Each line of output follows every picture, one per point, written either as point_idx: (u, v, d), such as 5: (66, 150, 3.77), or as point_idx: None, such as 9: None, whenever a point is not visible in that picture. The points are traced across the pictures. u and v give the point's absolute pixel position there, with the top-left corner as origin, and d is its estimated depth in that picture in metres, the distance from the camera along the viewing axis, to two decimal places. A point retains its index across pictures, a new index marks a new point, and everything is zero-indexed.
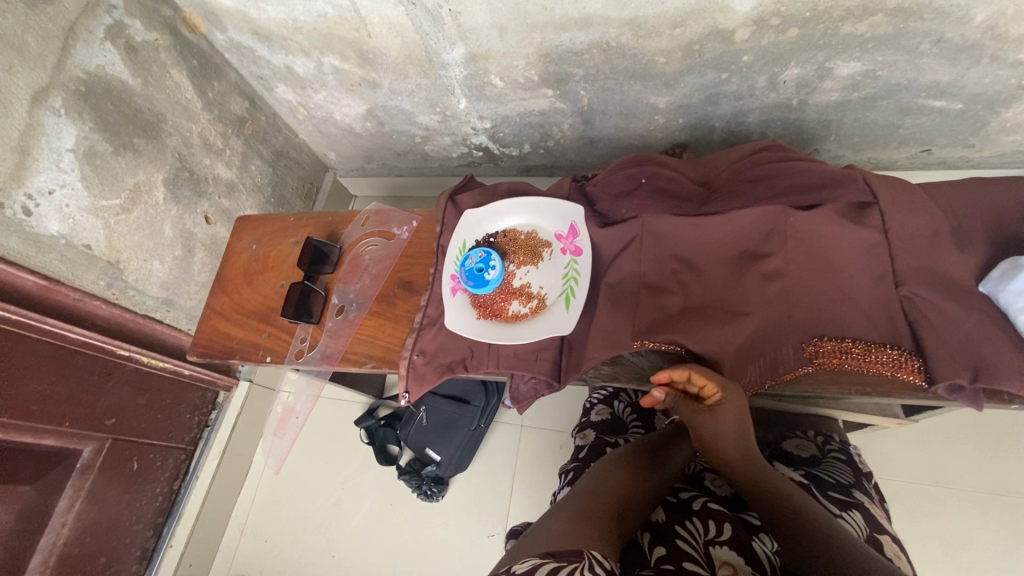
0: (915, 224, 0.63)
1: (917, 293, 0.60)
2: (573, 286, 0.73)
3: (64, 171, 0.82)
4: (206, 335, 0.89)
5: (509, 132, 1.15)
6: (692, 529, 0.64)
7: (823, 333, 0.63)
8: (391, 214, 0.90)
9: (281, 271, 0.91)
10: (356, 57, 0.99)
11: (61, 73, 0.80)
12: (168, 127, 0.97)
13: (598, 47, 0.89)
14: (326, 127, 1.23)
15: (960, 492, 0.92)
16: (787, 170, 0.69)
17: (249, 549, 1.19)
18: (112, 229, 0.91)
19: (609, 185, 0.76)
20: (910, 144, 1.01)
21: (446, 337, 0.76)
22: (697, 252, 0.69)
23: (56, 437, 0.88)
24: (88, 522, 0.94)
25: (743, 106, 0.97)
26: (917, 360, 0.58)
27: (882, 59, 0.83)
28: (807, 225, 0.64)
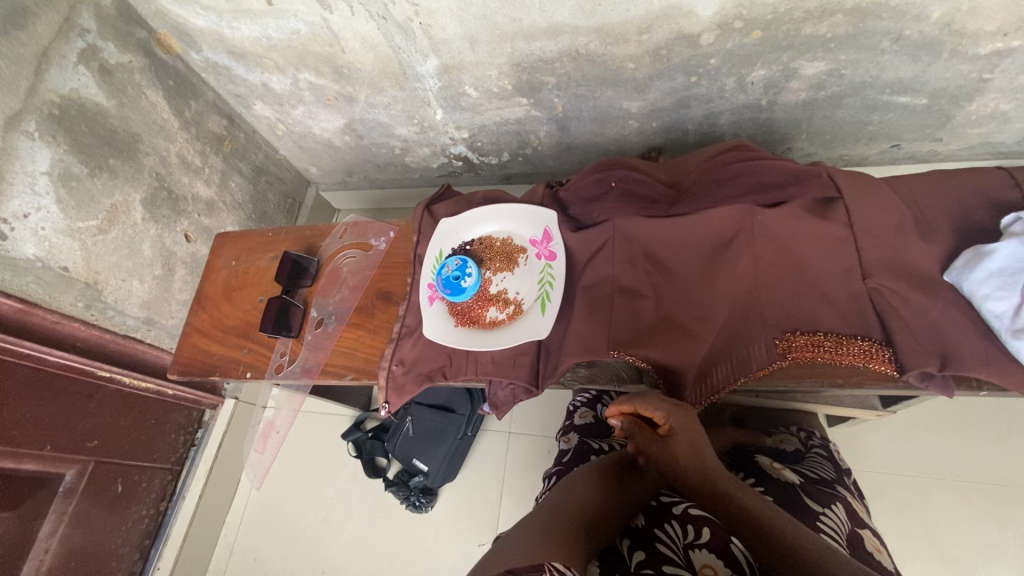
0: (880, 217, 0.63)
1: (884, 284, 0.61)
2: (548, 290, 0.74)
3: (39, 194, 0.83)
4: (186, 354, 0.89)
5: (488, 141, 1.16)
6: (672, 531, 0.65)
7: (795, 328, 0.63)
8: (368, 225, 0.91)
9: (260, 286, 0.91)
10: (330, 72, 1.00)
11: (35, 97, 0.81)
12: (145, 147, 0.98)
13: (568, 55, 0.90)
14: (306, 143, 1.24)
15: (943, 482, 0.92)
16: (753, 168, 0.70)
17: (239, 568, 1.18)
18: (89, 251, 0.91)
19: (581, 190, 0.78)
20: (880, 139, 1.02)
21: (424, 346, 0.76)
22: (668, 253, 0.70)
23: (37, 462, 0.87)
24: (72, 547, 0.93)
25: (714, 108, 0.98)
26: (888, 351, 0.59)
27: (845, 58, 0.85)
28: (773, 223, 0.65)
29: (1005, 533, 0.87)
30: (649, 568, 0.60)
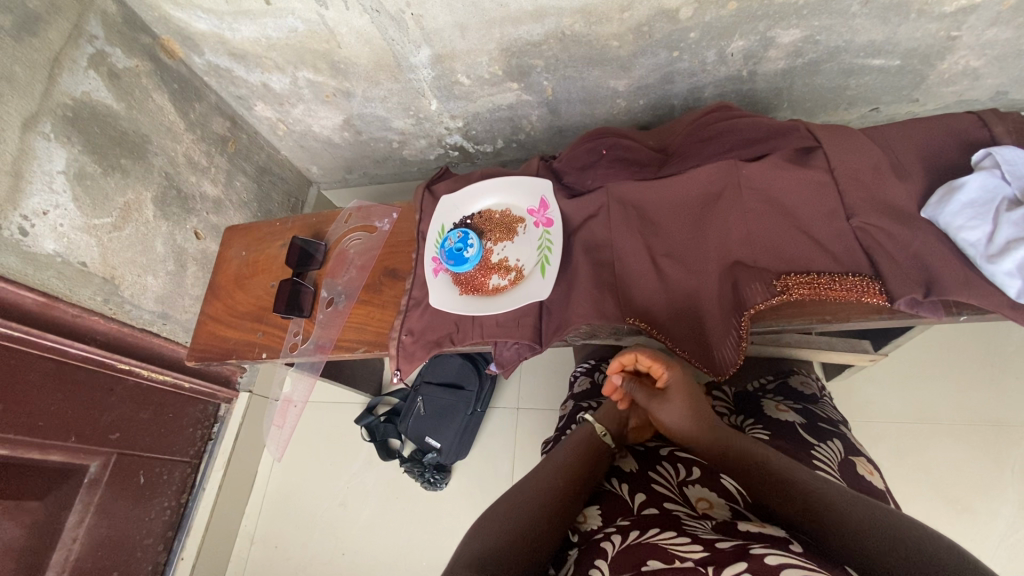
0: (858, 159, 0.67)
1: (868, 222, 0.65)
2: (547, 255, 0.77)
3: (57, 192, 0.87)
4: (203, 340, 0.93)
5: (482, 129, 1.21)
6: (665, 473, 0.72)
7: (789, 271, 0.67)
8: (372, 209, 0.94)
9: (270, 272, 0.94)
10: (328, 68, 1.04)
11: (49, 100, 0.85)
12: (154, 148, 1.02)
13: (554, 37, 0.94)
14: (306, 141, 1.28)
15: (941, 426, 0.95)
16: (734, 126, 0.74)
17: (259, 557, 1.20)
18: (105, 247, 0.95)
19: (574, 159, 0.81)
20: (859, 104, 1.06)
21: (432, 315, 0.79)
22: (662, 213, 0.73)
23: (63, 453, 0.90)
24: (99, 537, 0.96)
25: (697, 83, 1.02)
26: (878, 283, 0.63)
27: (819, 24, 0.89)
28: (758, 175, 0.69)
29: (1003, 470, 0.90)
30: (654, 507, 0.64)
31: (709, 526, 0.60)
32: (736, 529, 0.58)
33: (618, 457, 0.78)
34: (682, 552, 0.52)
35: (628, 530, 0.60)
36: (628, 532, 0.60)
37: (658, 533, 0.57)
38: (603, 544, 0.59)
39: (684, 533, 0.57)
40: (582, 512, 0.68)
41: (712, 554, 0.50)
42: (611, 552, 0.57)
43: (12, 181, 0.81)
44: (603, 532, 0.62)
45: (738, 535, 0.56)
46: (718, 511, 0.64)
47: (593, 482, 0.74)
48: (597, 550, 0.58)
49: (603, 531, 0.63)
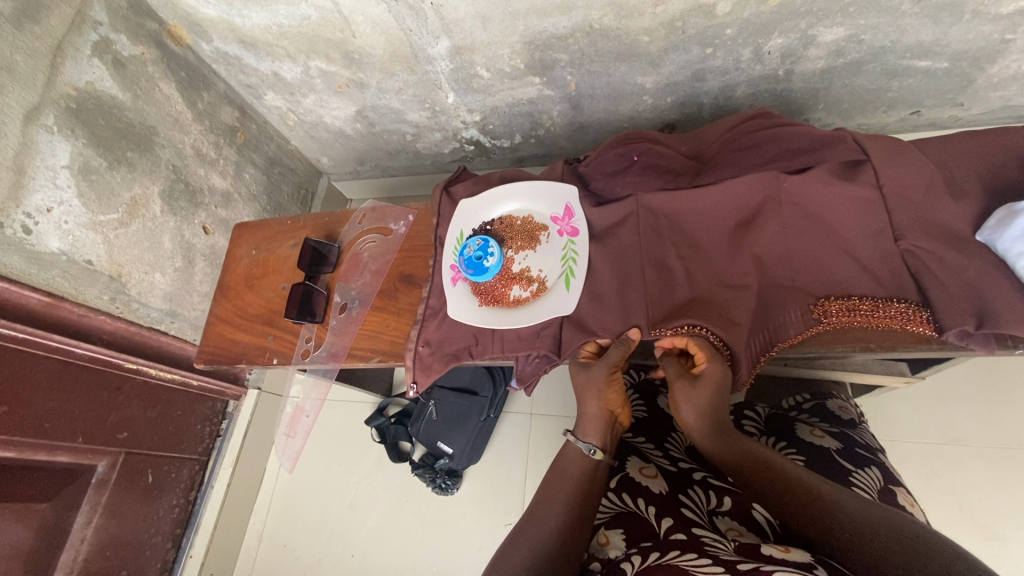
0: (910, 177, 0.62)
1: (917, 245, 0.60)
2: (572, 266, 0.73)
3: (61, 187, 0.83)
4: (212, 342, 0.90)
5: (500, 123, 1.16)
6: (695, 498, 0.65)
7: (829, 294, 0.64)
8: (387, 210, 0.91)
9: (281, 274, 0.91)
10: (341, 58, 0.99)
11: (52, 91, 0.81)
12: (161, 140, 0.98)
13: (581, 31, 0.89)
14: (317, 132, 1.24)
15: (971, 449, 0.94)
16: (778, 135, 0.69)
17: (268, 555, 1.20)
18: (111, 243, 0.92)
19: (602, 164, 0.77)
20: (899, 107, 1.01)
21: (449, 326, 0.76)
22: (695, 224, 0.69)
23: (71, 453, 0.88)
24: (107, 537, 0.94)
25: (730, 81, 0.97)
26: (926, 311, 0.59)
27: (865, 23, 0.83)
28: (801, 188, 0.64)
29: None
30: (681, 533, 0.57)
31: (733, 549, 0.54)
32: (758, 552, 0.52)
33: (642, 472, 0.69)
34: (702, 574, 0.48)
35: (648, 551, 0.55)
36: (648, 553, 0.55)
37: (678, 556, 0.52)
38: (623, 565, 0.54)
39: (706, 556, 0.52)
40: (604, 534, 0.61)
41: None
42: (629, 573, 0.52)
43: (14, 176, 0.77)
44: (623, 553, 0.57)
45: (760, 558, 0.50)
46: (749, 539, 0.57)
47: (613, 501, 0.66)
48: (615, 573, 0.53)
49: (624, 552, 0.57)
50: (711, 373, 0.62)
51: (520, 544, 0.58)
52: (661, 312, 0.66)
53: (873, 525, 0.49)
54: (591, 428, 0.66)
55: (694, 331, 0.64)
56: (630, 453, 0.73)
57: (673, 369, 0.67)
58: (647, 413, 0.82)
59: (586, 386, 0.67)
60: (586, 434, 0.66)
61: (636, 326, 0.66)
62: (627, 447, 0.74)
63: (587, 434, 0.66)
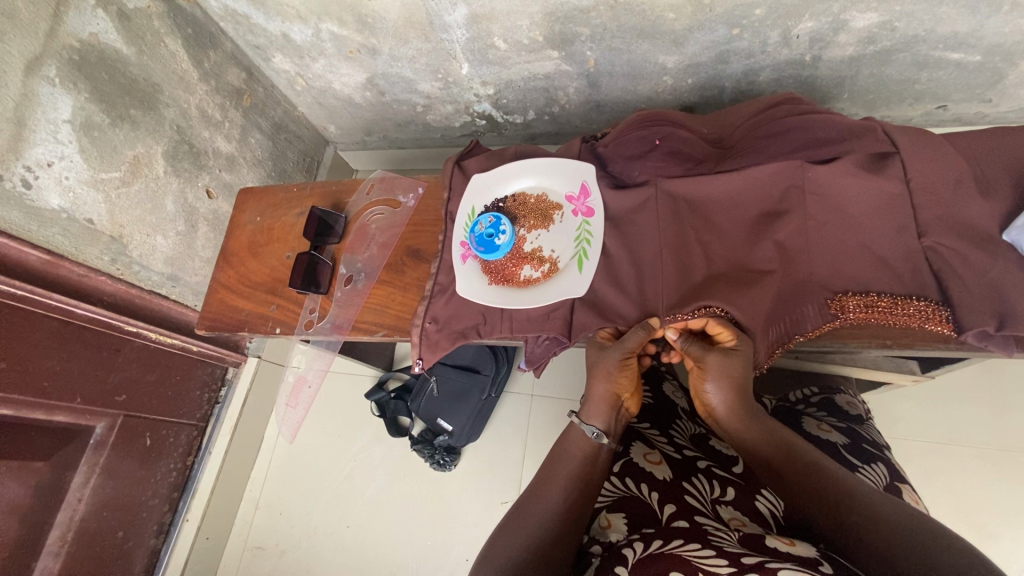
0: (937, 173, 0.61)
1: (941, 242, 0.59)
2: (586, 248, 0.71)
3: (62, 142, 0.81)
4: (214, 308, 0.89)
5: (513, 98, 1.13)
6: (699, 485, 0.64)
7: (848, 289, 0.62)
8: (396, 181, 0.89)
9: (286, 242, 0.89)
10: (354, 21, 0.96)
11: (54, 41, 0.78)
12: (165, 98, 0.95)
13: (605, 4, 0.86)
14: (325, 99, 1.21)
15: (972, 451, 0.95)
16: (806, 124, 0.66)
17: (264, 522, 1.20)
18: (113, 203, 0.90)
19: (622, 145, 0.74)
20: (925, 100, 0.98)
21: (457, 304, 0.75)
22: (715, 211, 0.67)
23: (68, 413, 0.88)
24: (105, 497, 0.94)
25: (754, 64, 0.94)
26: (945, 310, 0.58)
27: (900, 9, 0.80)
28: (826, 179, 0.63)
29: None
30: (683, 520, 0.57)
31: (736, 539, 0.53)
32: (763, 544, 0.52)
33: (646, 457, 0.68)
34: (706, 564, 0.48)
35: (651, 537, 0.55)
36: (651, 540, 0.54)
37: (682, 545, 0.52)
38: (625, 550, 0.54)
39: (710, 546, 0.51)
40: (606, 517, 0.61)
41: (737, 569, 0.46)
42: (631, 560, 0.52)
43: (14, 129, 0.75)
44: (625, 538, 0.57)
45: (766, 551, 0.50)
46: (751, 529, 0.57)
47: (616, 485, 0.65)
48: (617, 558, 0.53)
49: (626, 537, 0.57)
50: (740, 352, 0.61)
51: (519, 524, 0.58)
52: (675, 298, 0.64)
53: (883, 513, 0.50)
54: (594, 412, 0.65)
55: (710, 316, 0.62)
56: (636, 438, 0.72)
57: (693, 347, 0.64)
58: (654, 399, 0.81)
59: (597, 369, 0.66)
60: (591, 417, 0.65)
61: (655, 316, 0.65)
62: (632, 433, 0.73)
63: (592, 418, 0.65)
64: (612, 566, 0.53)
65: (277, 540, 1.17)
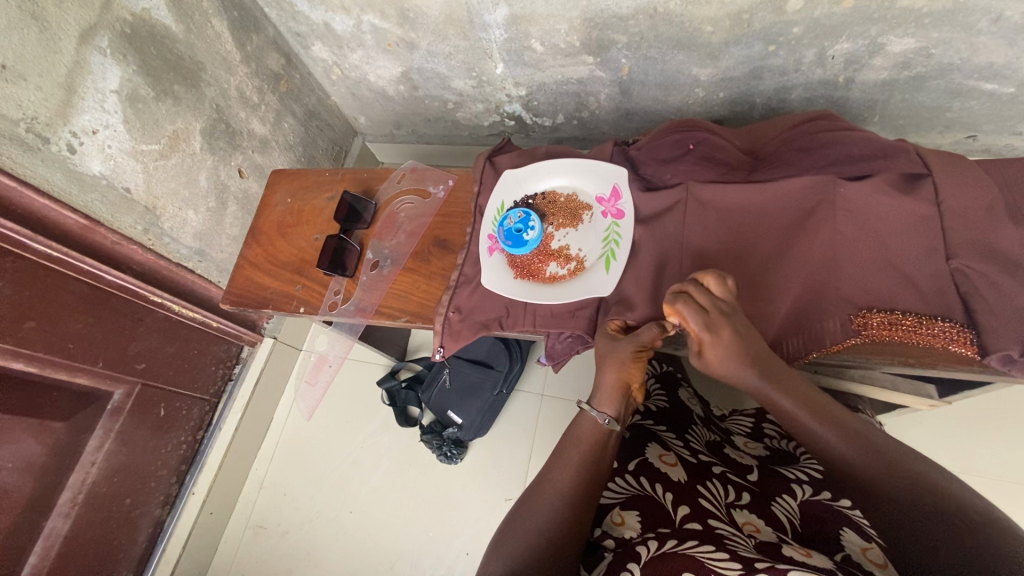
0: (969, 198, 0.61)
1: (969, 266, 0.59)
2: (613, 249, 0.72)
3: (108, 112, 0.83)
4: (240, 284, 0.91)
5: (545, 101, 1.14)
6: (714, 489, 0.64)
7: (873, 305, 0.62)
8: (427, 172, 0.90)
9: (315, 224, 0.91)
10: (395, 15, 0.98)
11: (108, 13, 0.80)
12: (208, 77, 0.97)
13: (644, 13, 0.88)
14: (359, 90, 1.23)
15: (983, 481, 0.95)
16: (840, 140, 0.67)
17: (267, 501, 1.21)
18: (150, 174, 0.91)
19: (655, 150, 0.75)
20: (956, 128, 0.99)
21: (482, 296, 0.76)
22: (742, 221, 0.68)
23: (90, 377, 0.90)
24: (117, 463, 0.95)
25: (787, 82, 0.95)
26: (970, 333, 0.58)
27: (937, 36, 0.81)
28: (857, 196, 0.63)
29: None
30: (696, 522, 0.58)
31: (750, 546, 0.54)
32: (778, 551, 0.52)
33: (662, 459, 0.68)
34: (719, 567, 0.48)
35: (665, 536, 0.55)
36: (665, 539, 0.55)
37: (696, 546, 0.52)
38: (638, 548, 0.54)
39: (724, 548, 0.52)
40: (619, 513, 0.61)
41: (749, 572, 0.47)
42: (644, 559, 0.53)
43: (63, 94, 0.77)
44: (638, 536, 0.57)
45: (780, 558, 0.50)
46: (765, 536, 0.57)
47: (629, 482, 0.65)
48: (630, 556, 0.53)
49: (640, 534, 0.57)
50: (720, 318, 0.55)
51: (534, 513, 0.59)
52: None
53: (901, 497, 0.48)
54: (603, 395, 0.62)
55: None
56: (651, 439, 0.72)
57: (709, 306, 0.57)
58: (669, 405, 0.82)
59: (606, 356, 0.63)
60: (603, 404, 0.62)
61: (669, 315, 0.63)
62: (647, 433, 0.73)
63: (604, 405, 0.62)
64: (625, 565, 0.53)
65: (279, 521, 1.18)
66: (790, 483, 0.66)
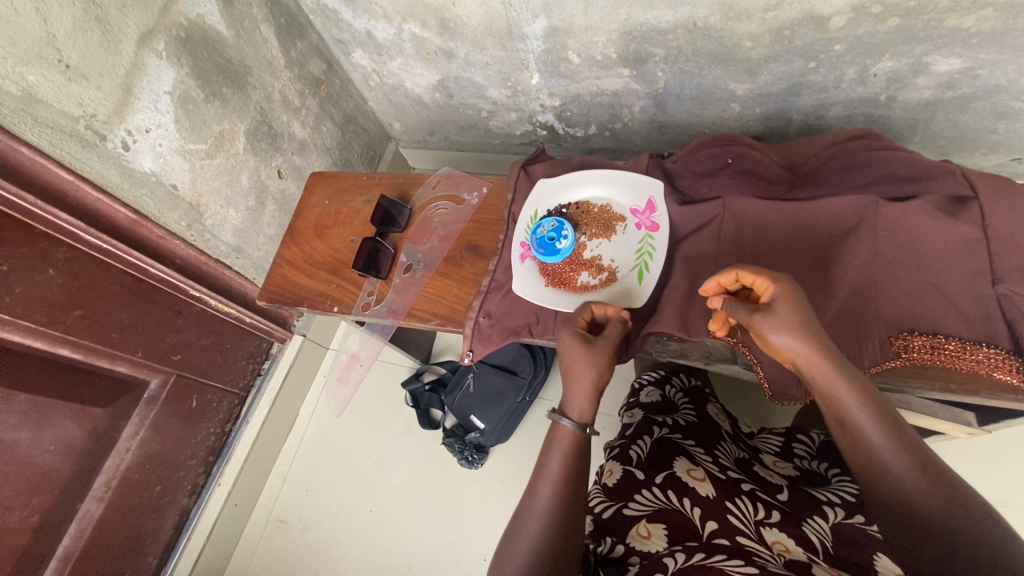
0: (1018, 222, 0.60)
1: (1016, 291, 0.58)
2: (647, 261, 0.72)
3: (161, 112, 0.86)
4: (276, 282, 0.93)
5: (578, 112, 1.15)
6: (742, 506, 0.64)
7: (913, 328, 0.61)
8: (462, 179, 0.92)
9: (351, 226, 0.93)
10: (436, 25, 1.00)
11: (166, 18, 0.84)
12: (254, 81, 1.01)
13: (684, 27, 0.88)
14: (395, 96, 1.26)
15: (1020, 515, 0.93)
16: (884, 159, 0.66)
17: (289, 497, 1.22)
18: (196, 173, 0.95)
19: (692, 163, 0.75)
20: (1000, 151, 0.96)
21: (512, 302, 0.77)
22: (782, 238, 0.67)
23: (130, 365, 0.93)
24: (150, 451, 0.98)
25: (826, 99, 0.94)
26: (1016, 360, 0.57)
27: (985, 57, 0.80)
28: (900, 217, 0.62)
29: None
30: (724, 538, 0.57)
31: (779, 564, 0.53)
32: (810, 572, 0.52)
33: (690, 473, 0.68)
34: None
35: (692, 549, 0.55)
36: (692, 552, 0.55)
37: (724, 560, 0.52)
38: (664, 560, 0.54)
39: (753, 564, 0.51)
40: (645, 525, 0.61)
41: None
42: (672, 569, 0.52)
43: (121, 94, 0.81)
44: (664, 549, 0.57)
45: None
46: (795, 556, 0.56)
47: (656, 495, 0.65)
48: (658, 567, 0.53)
49: (667, 548, 0.57)
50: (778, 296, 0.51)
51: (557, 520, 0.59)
52: None
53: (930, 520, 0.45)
54: (583, 383, 0.61)
55: (759, 368, 0.63)
56: (679, 453, 0.72)
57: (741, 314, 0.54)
58: (697, 420, 0.81)
59: (568, 362, 0.62)
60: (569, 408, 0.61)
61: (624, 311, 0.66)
62: (675, 447, 0.73)
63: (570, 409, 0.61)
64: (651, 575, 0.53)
65: (301, 516, 1.20)
66: (822, 505, 0.64)
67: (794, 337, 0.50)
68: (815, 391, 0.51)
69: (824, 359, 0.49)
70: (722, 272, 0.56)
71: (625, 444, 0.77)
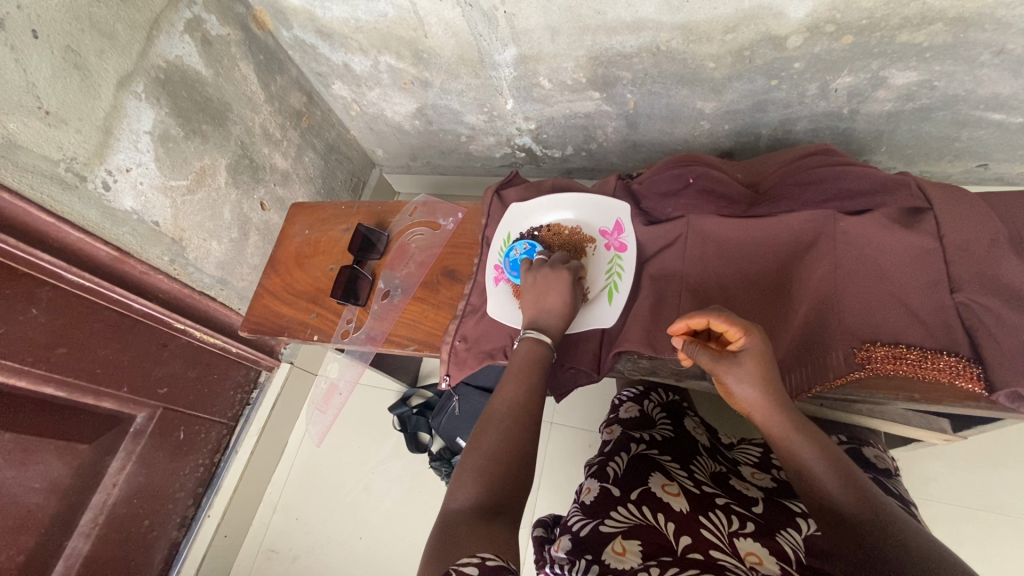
0: (971, 232, 0.60)
1: (974, 299, 0.58)
2: (616, 281, 0.74)
3: (141, 151, 0.89)
4: (257, 313, 0.94)
5: (554, 133, 1.17)
6: (715, 519, 0.64)
7: (876, 338, 0.61)
8: (438, 206, 0.94)
9: (330, 255, 0.95)
10: (410, 56, 1.03)
11: (144, 62, 0.86)
12: (234, 116, 1.03)
13: (648, 51, 0.90)
14: (376, 124, 1.28)
15: (1010, 519, 0.93)
16: (840, 174, 0.68)
17: (281, 525, 1.22)
18: (178, 208, 0.97)
19: (656, 183, 0.76)
20: (966, 157, 0.98)
21: (487, 325, 0.78)
22: (742, 255, 0.69)
23: (115, 401, 0.94)
24: (137, 485, 0.99)
25: (791, 115, 0.97)
26: (976, 368, 0.56)
27: (939, 69, 0.82)
28: (855, 230, 0.63)
29: None
30: (698, 552, 0.57)
31: None
32: None
33: (664, 489, 0.68)
34: None
35: (667, 564, 0.55)
36: (666, 567, 0.54)
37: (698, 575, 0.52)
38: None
39: None
40: (620, 542, 0.59)
41: None
42: None
43: (100, 135, 0.83)
44: (640, 564, 0.56)
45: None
46: (768, 568, 0.56)
47: (631, 512, 0.64)
48: None
49: (641, 563, 0.56)
50: (750, 348, 0.54)
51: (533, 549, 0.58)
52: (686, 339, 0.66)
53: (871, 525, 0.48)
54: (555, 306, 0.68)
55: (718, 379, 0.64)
56: (654, 469, 0.72)
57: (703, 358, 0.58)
58: (674, 434, 0.82)
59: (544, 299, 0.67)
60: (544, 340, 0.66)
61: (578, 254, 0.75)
62: (651, 463, 0.74)
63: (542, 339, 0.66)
64: None
65: (291, 544, 1.19)
66: (796, 517, 0.65)
67: (754, 392, 0.56)
68: (769, 435, 0.57)
69: (775, 409, 0.56)
70: (692, 318, 0.56)
71: (603, 460, 0.77)
